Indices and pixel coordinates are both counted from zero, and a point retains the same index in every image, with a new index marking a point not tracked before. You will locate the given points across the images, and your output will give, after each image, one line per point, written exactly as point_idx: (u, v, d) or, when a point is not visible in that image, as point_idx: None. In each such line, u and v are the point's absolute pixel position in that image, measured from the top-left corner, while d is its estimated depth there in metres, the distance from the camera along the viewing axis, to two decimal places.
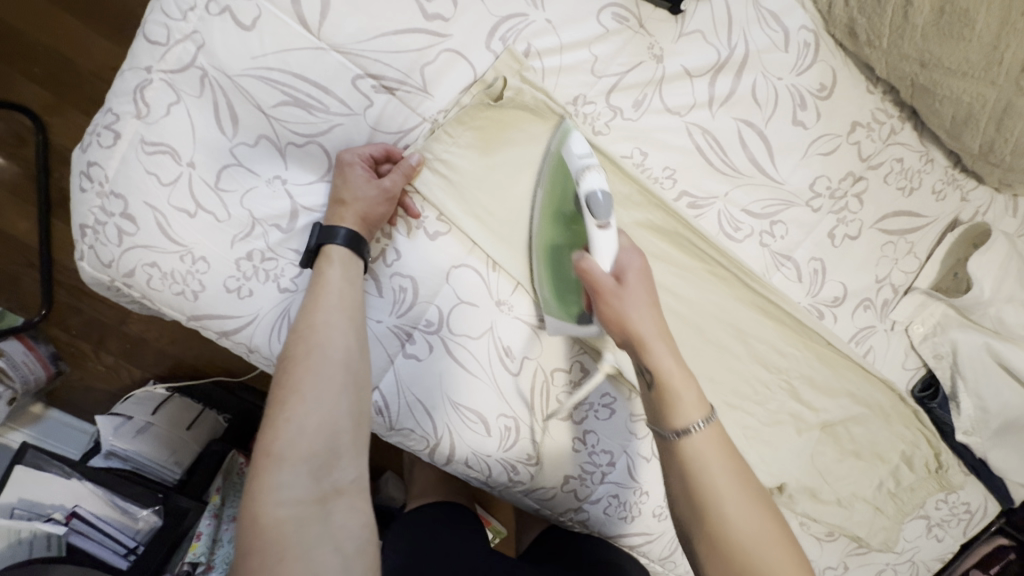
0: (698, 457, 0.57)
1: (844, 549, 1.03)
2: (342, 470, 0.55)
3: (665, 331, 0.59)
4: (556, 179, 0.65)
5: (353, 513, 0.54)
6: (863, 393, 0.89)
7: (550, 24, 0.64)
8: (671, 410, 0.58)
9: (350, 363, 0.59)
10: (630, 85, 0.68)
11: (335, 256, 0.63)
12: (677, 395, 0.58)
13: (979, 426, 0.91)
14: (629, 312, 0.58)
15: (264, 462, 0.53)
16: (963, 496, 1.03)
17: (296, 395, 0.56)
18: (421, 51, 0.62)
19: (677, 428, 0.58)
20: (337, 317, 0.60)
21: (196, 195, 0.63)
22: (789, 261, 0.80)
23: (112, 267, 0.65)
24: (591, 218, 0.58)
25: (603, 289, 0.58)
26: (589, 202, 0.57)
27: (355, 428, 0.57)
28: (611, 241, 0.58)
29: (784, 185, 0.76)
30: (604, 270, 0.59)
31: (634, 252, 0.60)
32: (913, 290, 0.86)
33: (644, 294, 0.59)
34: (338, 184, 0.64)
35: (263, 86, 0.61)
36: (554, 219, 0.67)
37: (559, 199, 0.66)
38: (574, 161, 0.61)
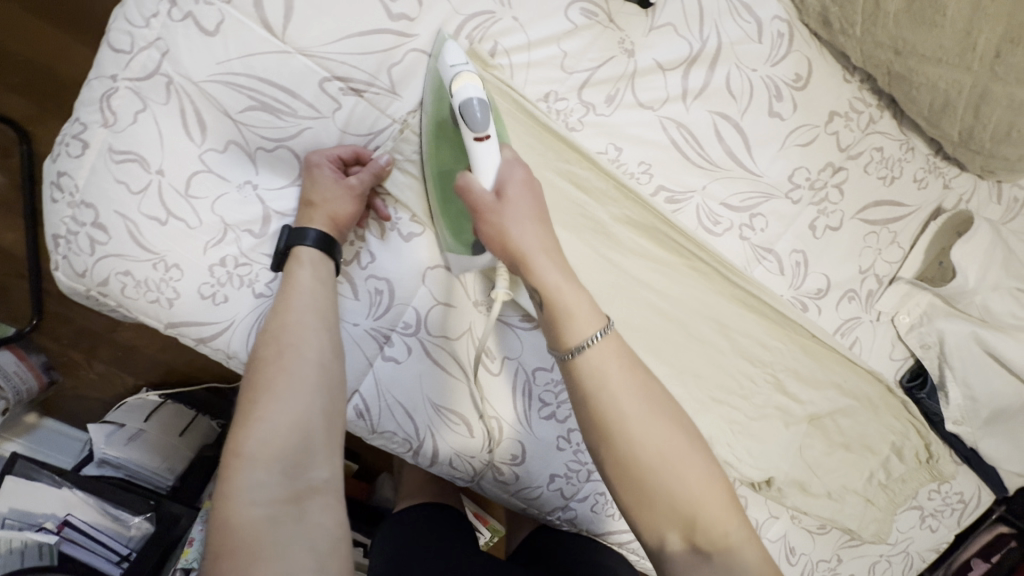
0: (600, 376, 0.54)
1: (837, 541, 1.03)
2: (315, 468, 0.54)
3: (548, 245, 0.56)
4: (436, 95, 0.62)
5: (328, 512, 0.52)
6: (850, 384, 0.88)
7: (516, 22, 0.64)
8: (563, 327, 0.55)
9: (324, 364, 0.59)
10: (600, 81, 0.68)
11: (305, 257, 0.63)
12: (567, 309, 0.55)
13: (969, 415, 0.90)
14: (509, 227, 0.56)
15: (235, 464, 0.51)
16: (956, 486, 1.02)
17: (268, 395, 0.55)
18: (388, 52, 0.62)
19: (573, 345, 0.55)
20: (309, 318, 0.60)
21: (166, 203, 0.62)
22: (770, 254, 0.79)
23: (86, 277, 0.64)
24: (468, 132, 0.56)
25: (483, 208, 0.56)
26: (465, 115, 0.55)
27: (328, 425, 0.56)
28: (492, 155, 0.57)
29: (762, 177, 0.75)
30: (486, 188, 0.57)
31: (517, 166, 0.58)
32: (897, 280, 0.85)
33: (527, 209, 0.57)
34: (306, 188, 0.64)
35: (230, 92, 0.60)
36: (438, 140, 0.63)
37: (441, 116, 0.62)
38: (447, 72, 0.58)
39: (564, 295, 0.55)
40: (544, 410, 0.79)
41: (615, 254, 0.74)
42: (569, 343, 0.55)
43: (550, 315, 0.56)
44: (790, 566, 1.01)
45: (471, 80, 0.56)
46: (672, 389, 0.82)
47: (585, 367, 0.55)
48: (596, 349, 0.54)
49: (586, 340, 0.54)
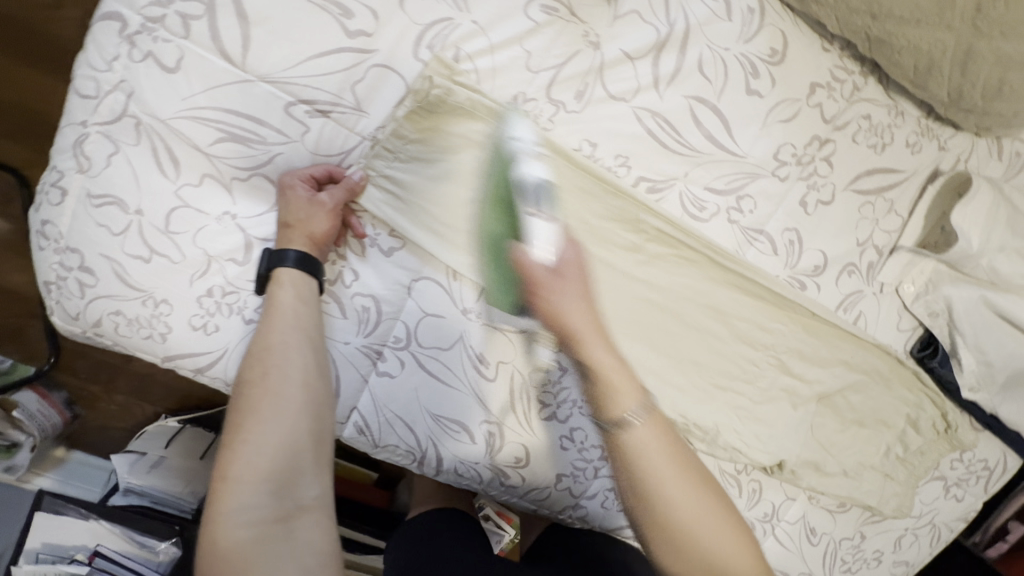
0: (642, 452, 0.56)
1: (859, 519, 1.01)
2: (305, 486, 0.55)
3: (598, 323, 0.55)
4: (497, 170, 0.61)
5: (317, 529, 0.54)
6: (858, 359, 0.86)
7: (477, 26, 0.63)
8: (611, 404, 0.56)
9: (309, 382, 0.60)
10: (568, 77, 0.66)
11: (286, 279, 0.63)
12: (613, 387, 0.56)
13: (985, 381, 0.88)
14: (563, 306, 0.53)
15: (221, 486, 0.52)
16: (979, 453, 1.00)
17: (254, 416, 0.55)
18: (350, 70, 0.61)
19: (613, 422, 0.56)
20: (292, 337, 0.61)
21: (148, 241, 0.63)
22: (761, 235, 0.78)
23: (81, 320, 0.66)
24: (526, 205, 0.56)
25: (539, 281, 0.53)
26: (529, 189, 0.57)
27: (316, 443, 0.57)
28: (549, 228, 0.54)
29: (745, 158, 0.73)
30: (541, 262, 0.53)
31: (571, 245, 0.54)
32: (897, 249, 0.83)
33: (580, 289, 0.54)
34: (285, 209, 0.63)
35: (198, 126, 0.60)
36: (494, 209, 0.61)
37: (498, 187, 0.60)
38: (513, 150, 0.60)
39: (617, 376, 0.55)
40: (544, 412, 0.79)
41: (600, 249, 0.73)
42: (613, 420, 0.56)
43: (597, 390, 0.56)
44: (812, 546, 1.00)
45: (536, 161, 0.60)
46: (672, 379, 0.82)
47: (622, 437, 0.56)
48: (639, 427, 0.55)
49: (631, 419, 0.55)
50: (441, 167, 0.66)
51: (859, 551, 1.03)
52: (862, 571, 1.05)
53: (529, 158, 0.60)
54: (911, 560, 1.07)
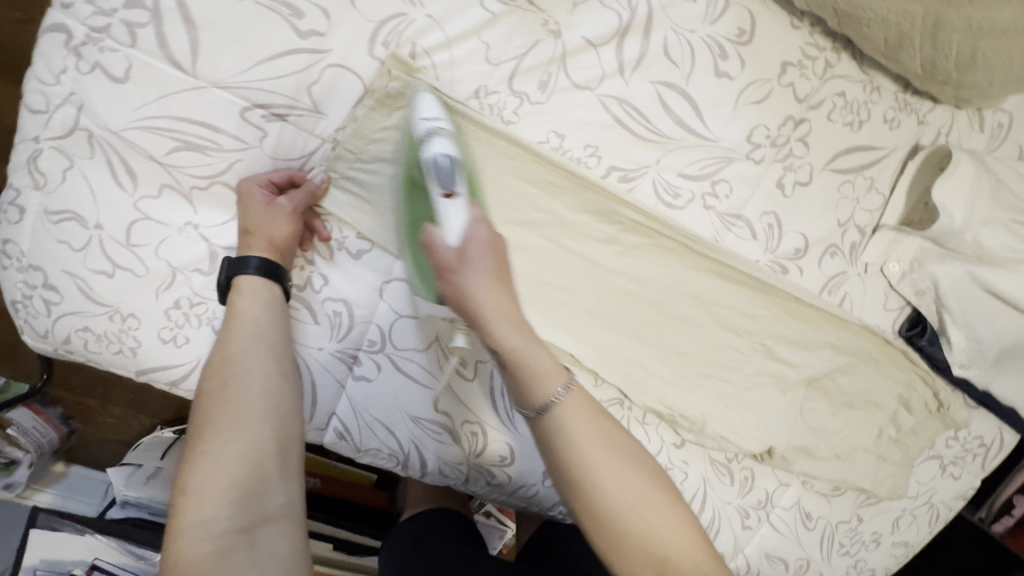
0: (567, 433, 0.54)
1: (855, 502, 1.00)
2: (270, 495, 0.55)
3: (509, 302, 0.55)
4: (408, 153, 0.63)
5: (283, 537, 0.54)
6: (845, 341, 0.85)
7: (432, 20, 0.61)
8: (529, 389, 0.54)
9: (271, 389, 0.59)
10: (530, 68, 0.65)
11: (246, 286, 0.62)
12: (530, 369, 0.54)
13: (976, 357, 0.86)
14: (468, 285, 0.54)
15: (180, 501, 0.51)
16: (974, 431, 0.98)
17: (213, 427, 0.54)
18: (304, 72, 0.60)
19: (537, 404, 0.54)
20: (254, 345, 0.60)
21: (111, 255, 0.62)
22: (738, 220, 0.76)
23: (50, 337, 0.65)
24: (437, 188, 0.58)
25: (446, 265, 0.55)
26: (433, 169, 0.59)
27: (280, 451, 0.57)
28: (458, 208, 0.57)
29: (718, 142, 0.72)
30: (447, 244, 0.55)
31: (480, 224, 0.56)
32: (880, 228, 0.81)
33: (490, 268, 0.55)
34: (245, 214, 0.62)
35: (152, 136, 0.59)
36: (410, 194, 0.64)
37: (411, 171, 0.63)
38: (419, 127, 0.60)
39: (533, 356, 0.54)
40: None
41: (572, 242, 0.73)
42: (535, 402, 0.54)
43: (519, 376, 0.54)
44: (808, 531, 1.00)
45: (443, 138, 0.60)
46: (656, 369, 0.81)
47: (551, 421, 0.54)
48: (563, 404, 0.53)
49: (552, 397, 0.54)
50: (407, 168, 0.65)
51: (857, 533, 1.03)
52: (860, 553, 1.04)
53: (433, 135, 0.59)
54: (911, 541, 1.06)
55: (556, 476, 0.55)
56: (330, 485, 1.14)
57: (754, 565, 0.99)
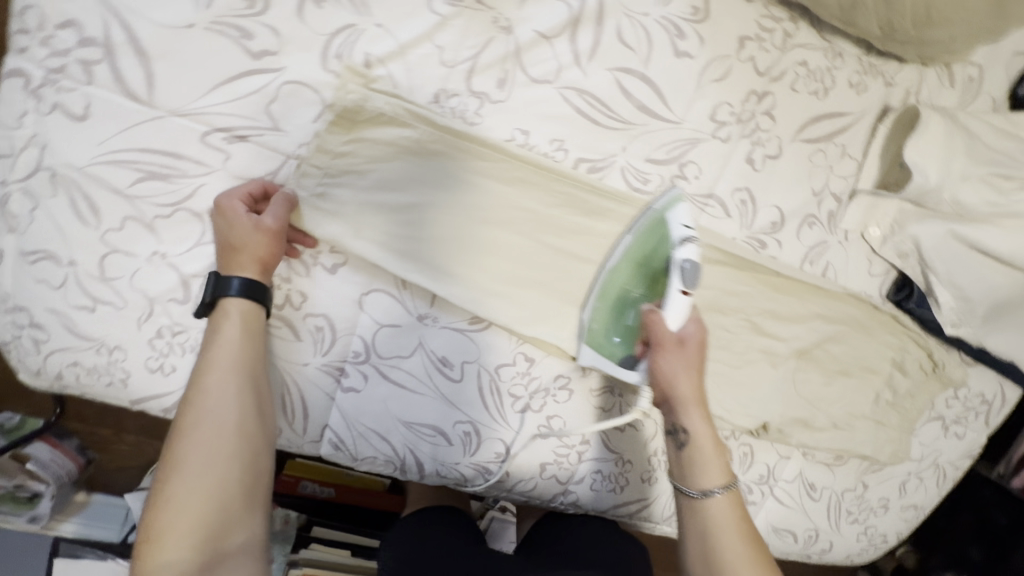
0: (716, 520, 0.64)
1: (859, 469, 1.00)
2: (234, 534, 0.57)
3: (701, 400, 0.66)
4: (646, 237, 0.68)
5: (243, 573, 0.56)
6: (832, 311, 0.85)
7: (382, 29, 0.61)
8: (701, 471, 0.66)
9: (243, 425, 0.60)
10: (486, 66, 0.65)
11: (235, 314, 0.61)
12: (707, 459, 0.66)
13: (966, 315, 0.86)
14: (675, 372, 0.66)
15: (150, 538, 0.53)
16: (975, 388, 0.97)
17: (184, 465, 0.56)
18: (261, 91, 0.60)
19: (700, 489, 0.65)
20: (229, 378, 0.60)
21: (89, 290, 0.63)
22: (711, 199, 0.76)
23: (42, 375, 0.67)
24: (678, 285, 0.63)
25: (665, 343, 0.65)
26: (679, 271, 0.62)
27: (248, 489, 0.58)
28: (684, 306, 0.64)
29: (682, 124, 0.72)
30: (669, 328, 0.64)
31: (695, 323, 0.66)
32: (857, 194, 0.80)
33: (695, 362, 0.66)
34: (225, 231, 0.61)
35: (115, 169, 0.60)
36: (634, 268, 0.69)
37: (646, 256, 0.68)
38: (677, 230, 0.64)
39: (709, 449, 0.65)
40: (518, 404, 0.79)
41: (550, 237, 0.72)
42: (699, 486, 0.65)
43: (691, 457, 0.66)
44: (814, 502, 1.00)
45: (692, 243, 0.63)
46: None
47: (704, 508, 0.65)
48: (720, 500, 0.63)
49: (713, 488, 0.64)
50: (375, 181, 0.66)
51: (864, 500, 1.03)
52: (869, 520, 1.05)
53: (684, 242, 0.63)
54: (920, 503, 1.06)
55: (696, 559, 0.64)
56: (344, 494, 1.16)
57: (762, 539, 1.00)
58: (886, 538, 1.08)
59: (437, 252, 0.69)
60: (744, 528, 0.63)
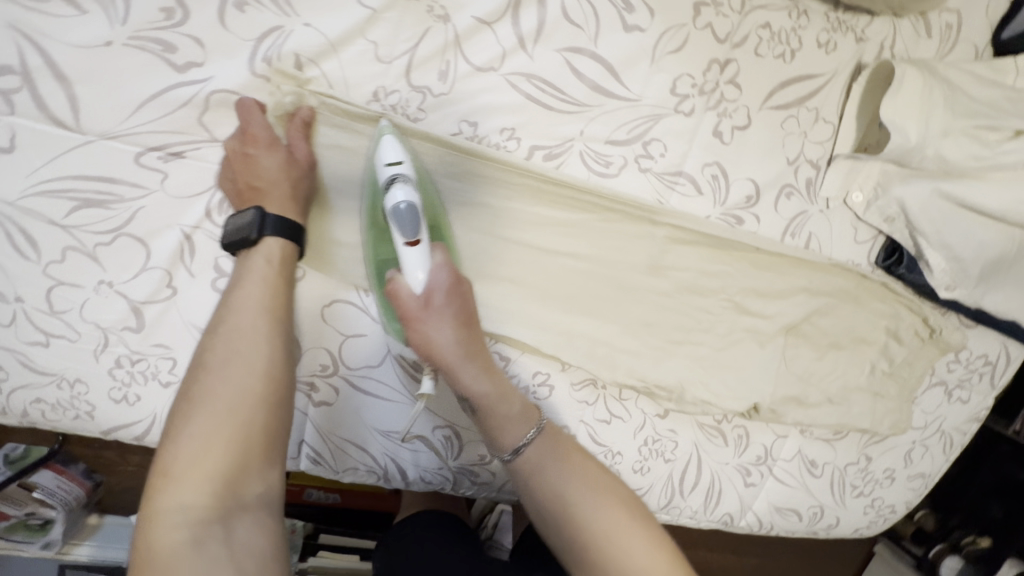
0: (537, 471, 0.62)
1: (861, 442, 0.97)
2: (252, 484, 0.49)
3: (472, 345, 0.62)
4: (373, 197, 0.63)
5: (255, 532, 0.48)
6: (818, 283, 0.81)
7: (311, 28, 0.58)
8: (500, 428, 0.62)
9: (272, 372, 0.52)
10: (426, 59, 0.61)
11: (275, 255, 0.57)
12: (501, 409, 0.62)
13: (960, 277, 0.82)
14: (433, 336, 0.61)
15: (161, 483, 0.46)
16: (977, 350, 0.94)
17: (206, 405, 0.49)
18: (192, 105, 0.58)
19: (505, 439, 0.62)
20: (260, 321, 0.54)
21: (41, 326, 0.62)
22: (680, 177, 0.72)
23: (8, 413, 0.66)
24: (400, 236, 0.59)
25: (409, 311, 0.61)
26: (395, 215, 0.58)
27: (272, 440, 0.51)
28: (421, 256, 0.60)
29: (641, 101, 0.68)
30: (411, 292, 0.60)
31: (443, 271, 0.61)
32: (835, 159, 0.76)
33: (450, 313, 0.61)
34: (257, 167, 0.58)
35: (50, 200, 0.58)
36: (373, 237, 0.65)
37: (374, 217, 0.64)
38: (381, 173, 0.59)
39: (496, 395, 0.62)
40: None
41: (515, 231, 0.70)
42: (506, 446, 0.62)
43: (485, 416, 0.62)
44: (816, 478, 0.97)
45: (404, 184, 0.58)
46: (624, 345, 0.78)
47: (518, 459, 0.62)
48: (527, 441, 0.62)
49: (518, 440, 0.62)
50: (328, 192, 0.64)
51: (868, 473, 1.00)
52: (875, 492, 1.02)
53: (401, 182, 0.58)
54: (927, 472, 1.03)
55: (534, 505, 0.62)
56: (351, 498, 1.11)
57: (765, 520, 0.98)
58: (895, 509, 1.05)
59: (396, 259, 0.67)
60: (564, 458, 0.62)
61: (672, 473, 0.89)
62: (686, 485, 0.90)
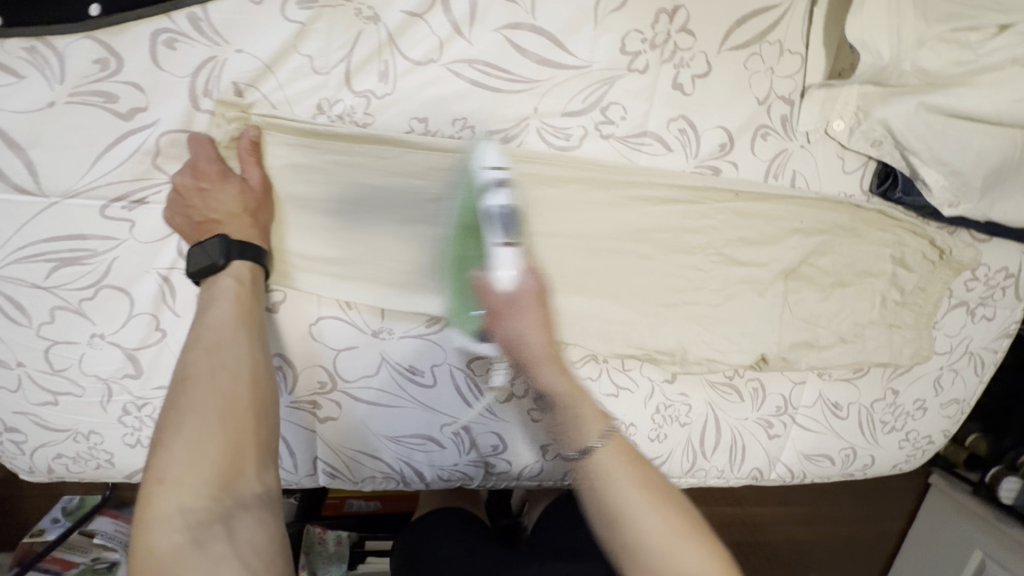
0: (608, 476, 0.57)
1: (885, 377, 0.94)
2: (248, 483, 0.51)
3: (553, 351, 0.59)
4: (466, 196, 0.62)
5: (255, 528, 0.49)
6: (809, 222, 0.78)
7: (243, 53, 0.58)
8: (575, 430, 0.59)
9: (257, 380, 0.55)
10: (363, 63, 0.61)
11: (245, 275, 0.59)
12: (578, 413, 0.59)
13: (963, 192, 0.77)
14: (519, 334, 0.58)
15: (158, 489, 0.47)
16: (995, 264, 0.89)
17: (197, 413, 0.51)
18: (144, 151, 0.59)
19: (580, 445, 0.58)
20: (239, 334, 0.56)
21: (47, 386, 0.64)
22: (645, 138, 0.70)
23: (36, 471, 0.69)
24: (495, 235, 0.57)
25: (497, 304, 0.57)
26: (492, 219, 0.57)
27: (262, 443, 0.53)
28: (513, 257, 0.57)
29: (591, 67, 0.66)
30: (499, 288, 0.57)
31: (531, 274, 0.57)
32: (808, 90, 0.73)
33: (538, 316, 0.57)
34: (212, 202, 0.58)
35: (30, 265, 0.60)
36: (459, 234, 0.64)
37: (466, 215, 0.63)
38: (482, 175, 0.60)
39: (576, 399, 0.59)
40: (502, 393, 0.77)
41: None
42: (580, 447, 0.58)
43: (562, 413, 0.59)
44: (843, 420, 0.95)
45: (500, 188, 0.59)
46: (618, 316, 0.76)
47: (591, 466, 0.58)
48: (603, 453, 0.57)
49: (592, 444, 0.57)
50: (297, 212, 0.64)
51: (898, 407, 0.97)
52: (908, 425, 0.99)
53: (496, 186, 0.59)
54: (961, 397, 0.99)
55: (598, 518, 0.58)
56: (390, 504, 1.13)
57: (796, 469, 0.96)
58: (932, 439, 1.02)
59: (399, 272, 0.68)
60: (636, 474, 0.57)
61: (691, 436, 0.88)
62: (707, 447, 0.89)
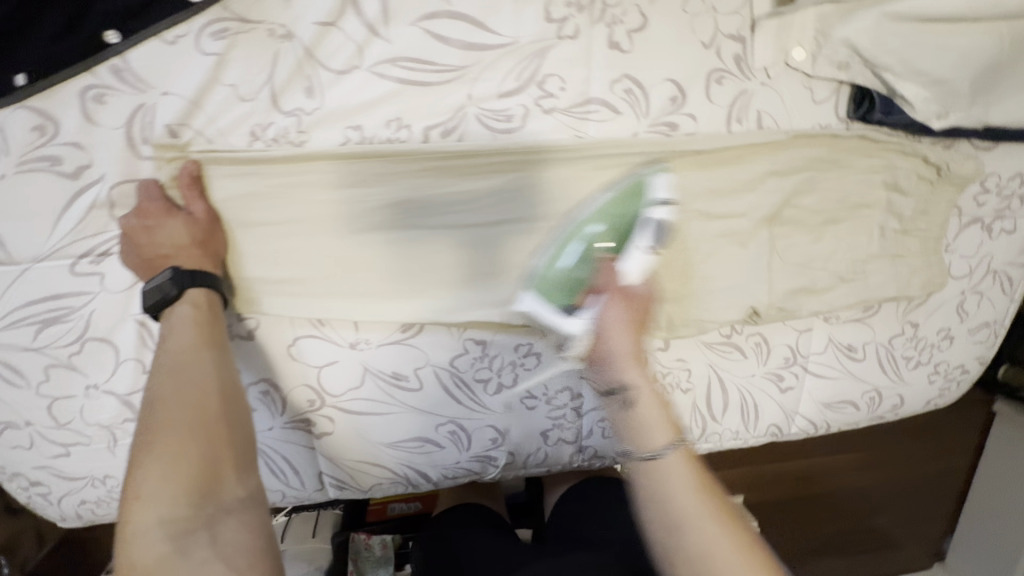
0: (668, 480, 0.56)
1: (901, 311, 0.88)
2: (229, 489, 0.52)
3: (638, 352, 0.63)
4: (619, 199, 0.66)
5: (239, 532, 0.51)
6: (785, 162, 0.74)
7: (170, 94, 0.59)
8: (644, 429, 0.58)
9: (228, 396, 0.57)
10: (287, 82, 0.61)
11: (201, 301, 0.60)
12: (647, 416, 0.59)
13: (951, 100, 0.72)
14: (612, 324, 0.64)
15: (135, 505, 0.49)
16: (1007, 172, 0.81)
17: (167, 429, 0.52)
18: (95, 206, 0.61)
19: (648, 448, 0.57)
20: (204, 353, 0.58)
21: (58, 439, 0.68)
22: (590, 106, 0.68)
23: (68, 518, 0.74)
24: (642, 240, 0.65)
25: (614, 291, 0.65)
26: (647, 228, 0.65)
27: (239, 452, 0.55)
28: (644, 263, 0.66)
29: (519, 42, 0.64)
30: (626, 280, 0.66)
31: (649, 283, 0.67)
32: (757, 23, 0.68)
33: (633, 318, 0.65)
34: (159, 237, 0.60)
35: (16, 329, 0.63)
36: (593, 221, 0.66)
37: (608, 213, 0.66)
38: (655, 194, 0.66)
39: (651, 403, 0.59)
40: (490, 386, 0.77)
41: (452, 211, 0.67)
42: (648, 448, 0.57)
43: (633, 415, 0.59)
44: (860, 362, 0.90)
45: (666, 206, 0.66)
46: None
47: (653, 469, 0.57)
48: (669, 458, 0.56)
49: (663, 448, 0.57)
50: (253, 238, 0.65)
51: (920, 340, 0.91)
52: (935, 357, 0.93)
53: (661, 206, 0.66)
54: (992, 319, 0.92)
55: (651, 524, 0.56)
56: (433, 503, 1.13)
57: (817, 420, 0.92)
58: (964, 369, 0.95)
59: (403, 282, 0.69)
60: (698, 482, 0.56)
61: (696, 401, 0.86)
62: (715, 410, 0.87)
